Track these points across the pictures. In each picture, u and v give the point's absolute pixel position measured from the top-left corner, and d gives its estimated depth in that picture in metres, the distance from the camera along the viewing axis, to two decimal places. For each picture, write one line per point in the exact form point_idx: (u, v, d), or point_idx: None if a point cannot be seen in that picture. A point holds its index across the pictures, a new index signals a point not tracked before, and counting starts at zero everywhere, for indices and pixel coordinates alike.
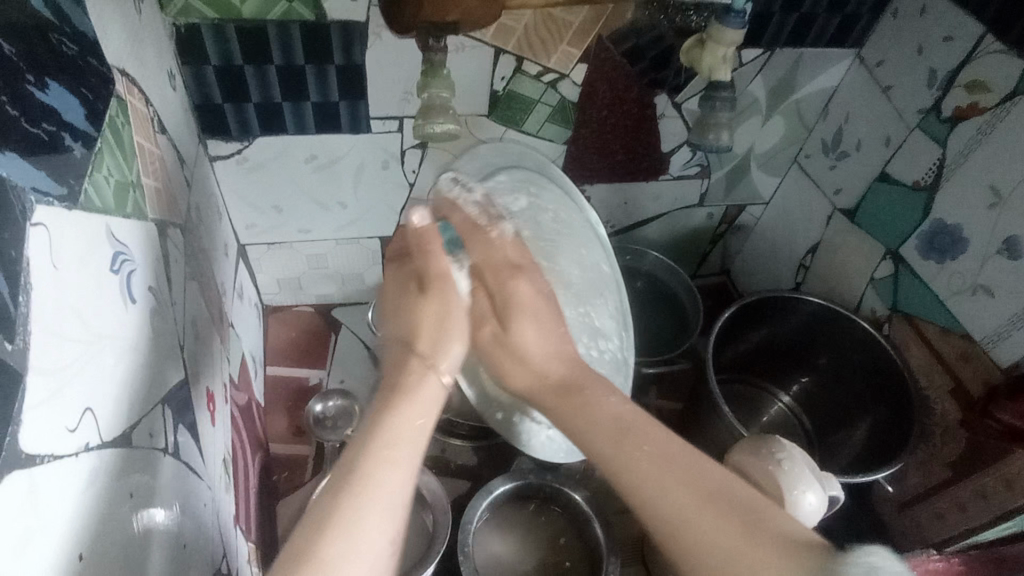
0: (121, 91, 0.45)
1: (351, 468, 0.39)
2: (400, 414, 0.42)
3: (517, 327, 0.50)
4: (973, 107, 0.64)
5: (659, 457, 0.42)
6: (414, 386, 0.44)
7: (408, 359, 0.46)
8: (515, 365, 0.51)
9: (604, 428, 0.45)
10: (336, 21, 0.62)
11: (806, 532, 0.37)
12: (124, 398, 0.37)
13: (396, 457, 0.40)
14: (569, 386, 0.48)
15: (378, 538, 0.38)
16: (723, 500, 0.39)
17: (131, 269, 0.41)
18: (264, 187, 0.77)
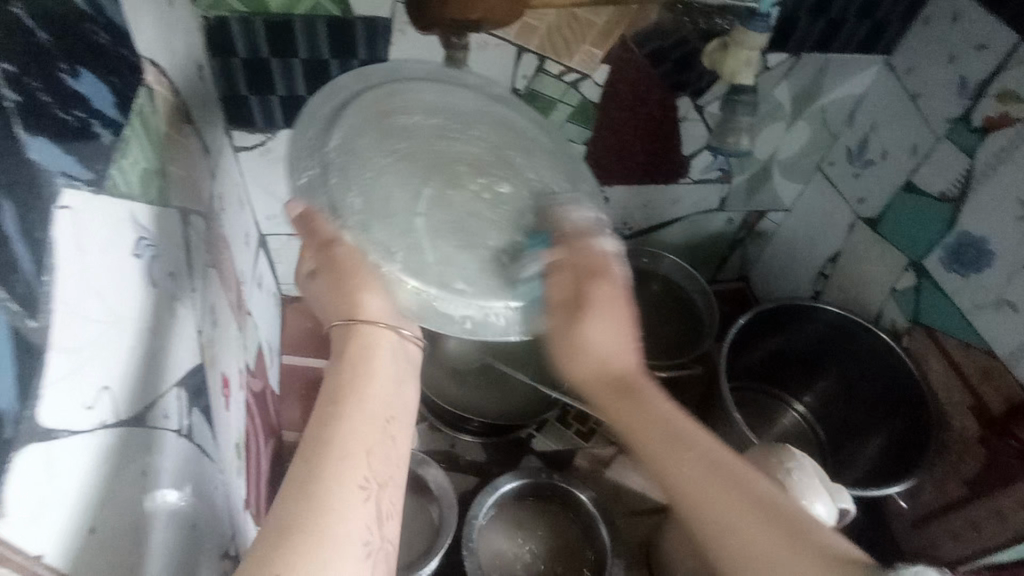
0: (150, 80, 0.46)
1: (321, 433, 0.37)
2: (357, 380, 0.40)
3: (588, 318, 0.45)
4: (1003, 117, 0.63)
5: (709, 466, 0.42)
6: (368, 346, 0.43)
7: (351, 329, 0.43)
8: (578, 355, 0.46)
9: (654, 426, 0.44)
10: (361, 17, 0.63)
11: (849, 547, 0.38)
12: (140, 378, 0.38)
13: (352, 414, 0.38)
14: (626, 383, 0.46)
15: (352, 485, 0.35)
16: (782, 519, 0.39)
17: (152, 254, 0.42)
18: (287, 179, 0.78)
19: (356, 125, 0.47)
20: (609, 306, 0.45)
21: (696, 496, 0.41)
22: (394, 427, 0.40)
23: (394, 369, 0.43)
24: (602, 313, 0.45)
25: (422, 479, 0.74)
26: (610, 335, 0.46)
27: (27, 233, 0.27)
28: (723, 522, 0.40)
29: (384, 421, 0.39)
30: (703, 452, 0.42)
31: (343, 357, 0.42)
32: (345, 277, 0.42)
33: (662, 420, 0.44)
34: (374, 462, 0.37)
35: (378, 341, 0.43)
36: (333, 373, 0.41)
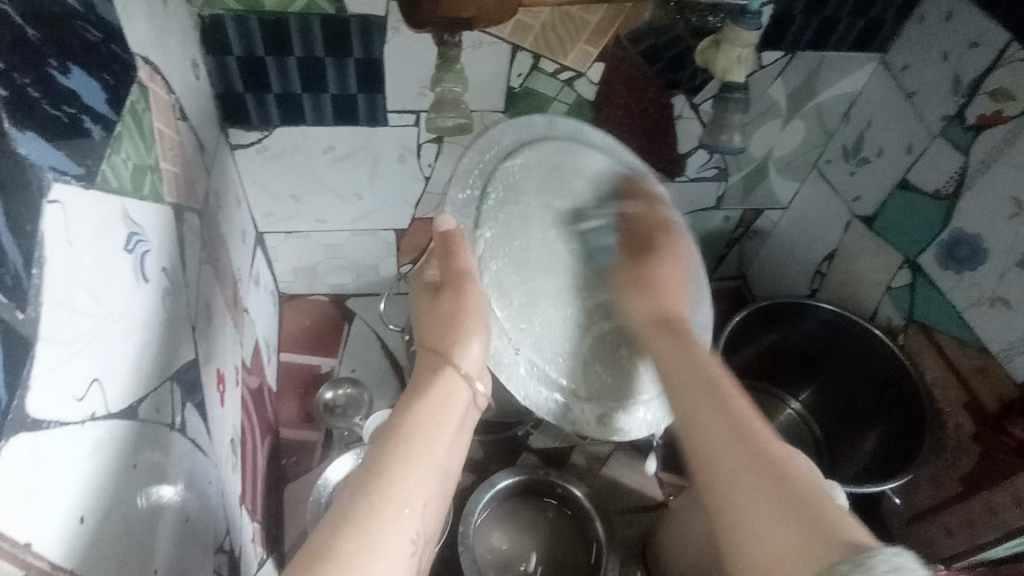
0: (143, 77, 0.46)
1: (382, 469, 0.38)
2: (432, 427, 0.42)
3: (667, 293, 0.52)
4: (998, 114, 0.63)
5: (732, 418, 0.41)
6: (444, 400, 0.44)
7: (440, 366, 0.46)
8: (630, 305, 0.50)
9: (683, 365, 0.46)
10: (356, 15, 0.63)
11: (856, 532, 0.34)
12: (133, 372, 0.38)
13: (421, 462, 0.39)
14: (667, 322, 0.49)
15: (405, 540, 0.36)
16: (785, 483, 0.37)
17: (144, 250, 0.42)
18: (283, 176, 0.79)
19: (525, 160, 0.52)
20: (673, 270, 0.53)
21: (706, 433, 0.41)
22: (441, 485, 0.41)
23: (459, 430, 0.44)
24: (673, 257, 0.54)
25: None
26: (672, 280, 0.53)
27: (16, 226, 0.27)
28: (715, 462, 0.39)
29: (437, 477, 0.40)
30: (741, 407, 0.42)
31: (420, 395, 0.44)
32: (464, 313, 0.47)
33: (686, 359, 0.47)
34: (421, 520, 0.38)
35: (453, 399, 0.44)
36: (411, 413, 0.42)
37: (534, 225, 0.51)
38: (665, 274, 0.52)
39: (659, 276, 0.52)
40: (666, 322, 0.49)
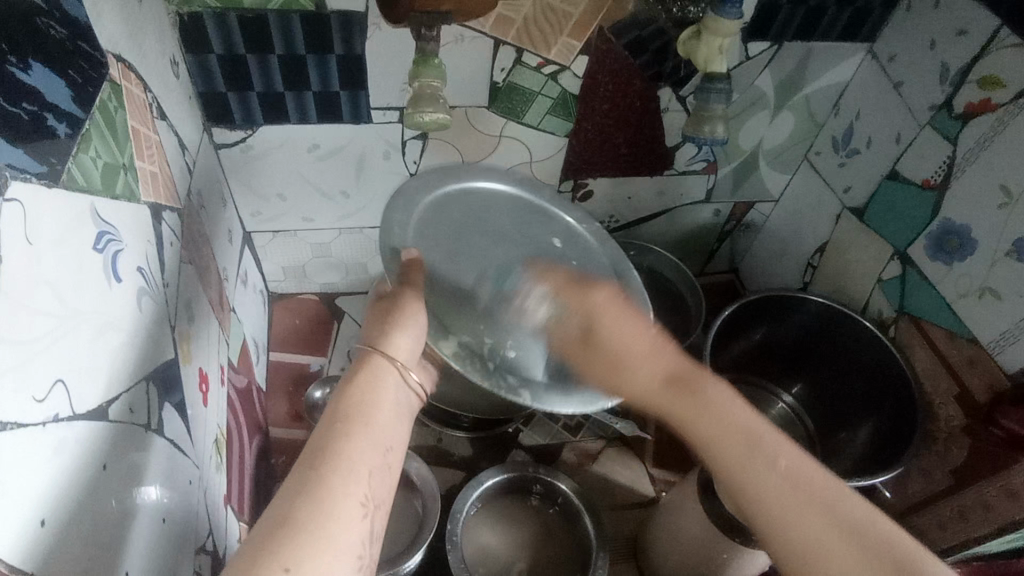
0: (115, 75, 0.46)
1: (321, 451, 0.38)
2: (367, 403, 0.42)
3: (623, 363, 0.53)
4: (985, 103, 0.62)
5: (788, 475, 0.44)
6: (376, 376, 0.44)
7: (373, 358, 0.46)
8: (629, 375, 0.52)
9: (723, 429, 0.48)
10: (336, 11, 0.63)
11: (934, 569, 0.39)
12: (104, 374, 0.38)
13: (356, 434, 0.39)
14: (683, 383, 0.51)
15: (351, 507, 0.36)
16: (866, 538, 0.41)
17: (117, 249, 0.42)
18: (268, 175, 0.78)
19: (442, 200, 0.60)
20: (621, 311, 0.56)
21: (780, 502, 0.43)
22: (392, 455, 0.41)
23: (400, 405, 0.44)
24: (615, 322, 0.55)
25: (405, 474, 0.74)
26: (630, 342, 0.54)
27: None
28: (802, 528, 0.42)
29: (385, 449, 0.41)
30: (786, 458, 0.45)
31: (351, 377, 0.44)
32: (400, 309, 0.48)
33: (721, 428, 0.48)
34: (372, 485, 0.38)
35: (388, 375, 0.45)
36: (343, 391, 0.42)
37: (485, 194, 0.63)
38: (606, 320, 0.55)
39: (604, 319, 0.55)
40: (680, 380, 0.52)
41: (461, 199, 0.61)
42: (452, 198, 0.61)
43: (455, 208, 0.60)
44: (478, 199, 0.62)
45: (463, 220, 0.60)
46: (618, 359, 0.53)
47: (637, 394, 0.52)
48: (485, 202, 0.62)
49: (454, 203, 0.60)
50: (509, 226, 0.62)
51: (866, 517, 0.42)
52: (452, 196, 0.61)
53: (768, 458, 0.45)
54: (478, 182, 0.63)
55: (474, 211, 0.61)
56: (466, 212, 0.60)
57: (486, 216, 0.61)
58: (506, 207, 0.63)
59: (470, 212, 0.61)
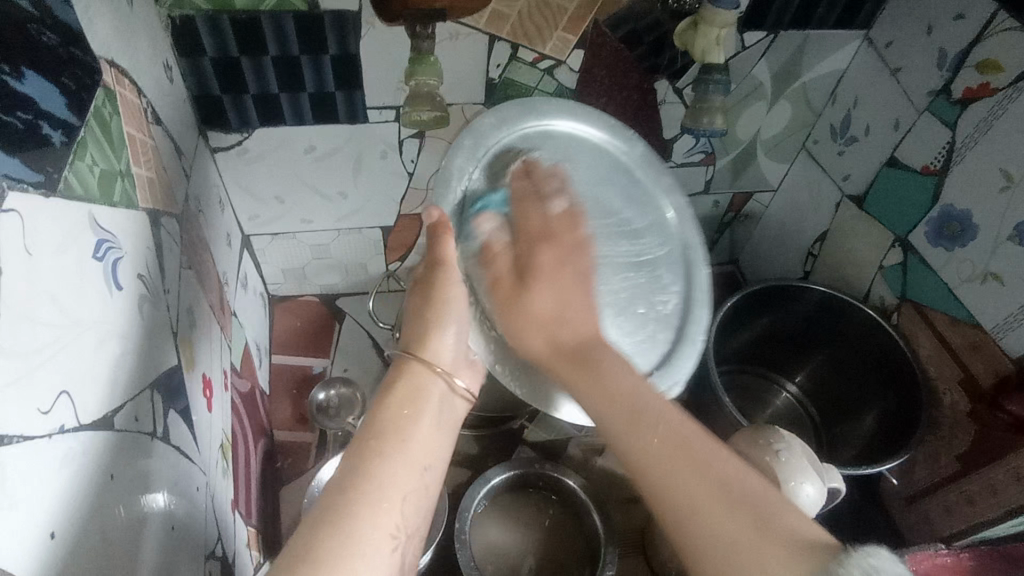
0: (108, 82, 0.45)
1: (357, 467, 0.38)
2: (405, 417, 0.42)
3: (535, 289, 0.49)
4: (984, 87, 0.62)
5: (673, 442, 0.41)
6: (418, 389, 0.45)
7: (411, 363, 0.47)
8: (532, 329, 0.49)
9: (617, 408, 0.44)
10: (329, 11, 0.62)
11: (817, 532, 0.37)
12: (107, 384, 0.38)
13: (390, 451, 0.40)
14: (582, 356, 0.47)
15: (384, 531, 0.36)
16: (744, 500, 0.39)
17: (116, 256, 0.41)
18: (266, 178, 0.78)
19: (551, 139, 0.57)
20: (562, 274, 0.50)
21: (656, 464, 0.41)
22: (431, 473, 0.41)
23: (443, 411, 0.46)
24: (553, 278, 0.50)
25: None
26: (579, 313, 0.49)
27: None
28: (670, 483, 0.40)
29: (423, 464, 0.41)
30: (666, 424, 0.42)
31: (391, 390, 0.45)
32: (433, 309, 0.48)
33: (625, 397, 0.44)
34: (406, 504, 0.38)
35: (428, 388, 0.46)
36: (380, 405, 0.43)
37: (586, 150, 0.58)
38: (542, 277, 0.50)
39: (541, 258, 0.50)
40: (580, 356, 0.48)
41: (544, 150, 0.56)
42: (534, 147, 0.56)
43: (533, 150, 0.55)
44: (565, 149, 0.57)
45: (558, 174, 0.55)
46: (529, 312, 0.49)
47: (540, 353, 0.48)
48: (572, 153, 0.57)
49: (535, 144, 0.56)
50: (589, 185, 0.57)
51: (744, 481, 0.40)
52: (532, 137, 0.56)
53: (650, 420, 0.43)
54: (563, 124, 0.58)
55: (567, 167, 0.56)
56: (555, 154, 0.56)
57: (583, 168, 0.57)
58: (577, 158, 0.57)
59: (548, 162, 0.56)
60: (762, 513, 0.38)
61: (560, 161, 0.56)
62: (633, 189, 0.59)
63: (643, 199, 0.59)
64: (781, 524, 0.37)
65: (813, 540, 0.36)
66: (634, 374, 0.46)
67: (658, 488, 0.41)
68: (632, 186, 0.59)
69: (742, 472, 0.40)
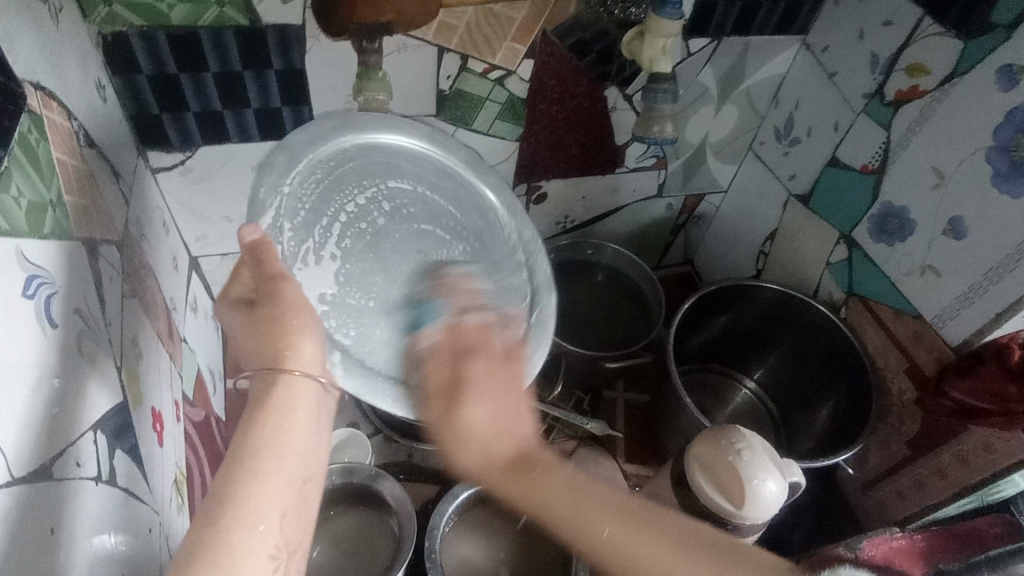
0: (34, 106, 0.43)
1: (218, 500, 0.33)
2: (273, 425, 0.37)
3: (473, 406, 0.47)
4: (913, 90, 0.65)
5: (623, 508, 0.46)
6: (286, 399, 0.39)
7: (276, 379, 0.39)
8: (467, 444, 0.47)
9: (558, 492, 0.47)
10: (272, 25, 0.60)
11: (772, 558, 0.43)
12: (43, 429, 0.36)
13: (266, 470, 0.35)
14: (524, 459, 0.48)
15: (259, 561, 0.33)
16: (710, 548, 0.44)
17: (51, 292, 0.39)
18: (211, 196, 0.75)
19: (357, 155, 0.50)
20: (488, 379, 0.48)
21: (614, 535, 0.45)
22: (311, 486, 0.37)
23: (316, 418, 0.40)
24: (484, 394, 0.48)
25: (378, 493, 0.72)
26: (481, 428, 0.47)
27: None
28: (632, 548, 0.44)
29: (299, 481, 0.37)
30: (603, 492, 0.47)
31: (260, 401, 0.38)
32: (280, 317, 0.41)
33: (569, 475, 0.48)
34: (287, 524, 0.35)
35: (298, 388, 0.39)
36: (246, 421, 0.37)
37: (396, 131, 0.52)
38: (473, 392, 0.47)
39: (472, 373, 0.47)
40: (525, 460, 0.48)
41: (361, 156, 0.51)
42: (330, 173, 0.48)
43: (355, 163, 0.50)
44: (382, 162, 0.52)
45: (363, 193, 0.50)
46: (465, 427, 0.47)
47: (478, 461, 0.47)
48: (375, 160, 0.51)
49: (358, 160, 0.50)
50: (409, 196, 0.52)
51: (696, 532, 0.45)
52: (352, 153, 0.50)
53: (592, 488, 0.47)
54: (387, 136, 0.52)
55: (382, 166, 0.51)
56: (371, 166, 0.51)
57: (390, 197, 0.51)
58: (422, 169, 0.54)
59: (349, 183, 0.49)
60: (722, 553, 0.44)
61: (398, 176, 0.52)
62: (448, 184, 0.55)
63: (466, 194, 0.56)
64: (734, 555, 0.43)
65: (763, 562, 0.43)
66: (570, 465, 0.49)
67: (620, 566, 0.44)
68: (452, 181, 0.55)
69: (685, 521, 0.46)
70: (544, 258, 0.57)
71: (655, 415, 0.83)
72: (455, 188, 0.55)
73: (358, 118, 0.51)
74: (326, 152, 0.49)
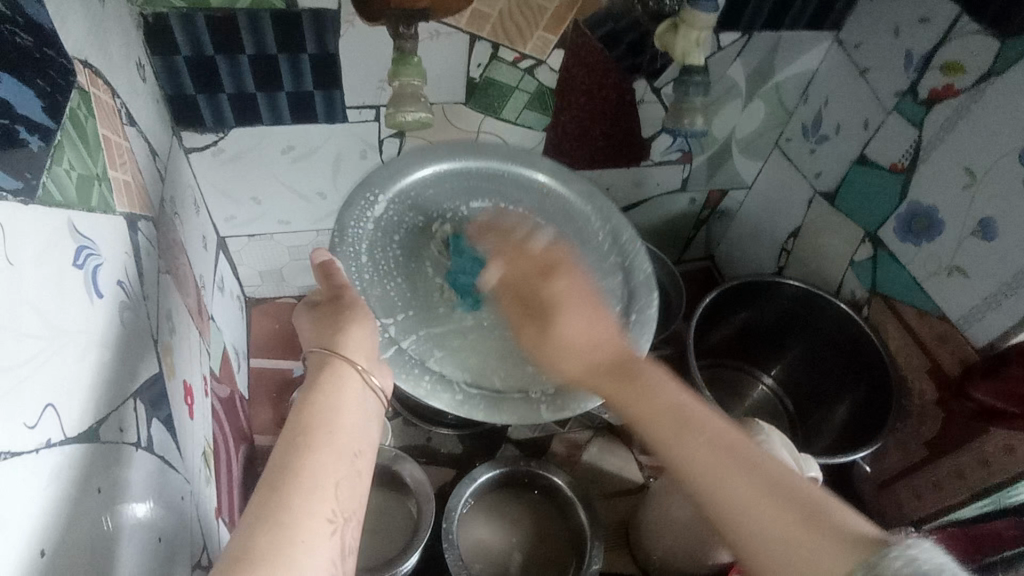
0: (82, 83, 0.44)
1: (284, 464, 0.36)
2: (327, 410, 0.40)
3: (563, 318, 0.51)
4: (948, 88, 0.64)
5: (716, 445, 0.41)
6: (338, 384, 0.43)
7: (331, 362, 0.44)
8: (559, 353, 0.51)
9: (661, 414, 0.44)
10: (307, 9, 0.61)
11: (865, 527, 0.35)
12: (90, 393, 0.37)
13: (322, 447, 0.38)
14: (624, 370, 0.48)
15: (320, 525, 0.35)
16: (793, 495, 0.38)
17: (97, 263, 0.40)
18: (242, 178, 0.76)
19: (434, 182, 0.61)
20: (579, 300, 0.52)
21: (704, 458, 0.41)
22: (363, 461, 0.40)
23: (361, 407, 0.43)
24: (572, 307, 0.52)
25: (398, 474, 0.74)
26: (582, 329, 0.51)
27: None
28: (719, 480, 0.40)
29: (353, 455, 0.39)
30: (710, 427, 0.42)
31: (311, 388, 0.42)
32: (342, 312, 0.47)
33: (666, 403, 0.45)
34: (343, 493, 0.37)
35: (348, 384, 0.43)
36: (302, 405, 0.40)
37: (459, 162, 0.63)
38: (568, 309, 0.52)
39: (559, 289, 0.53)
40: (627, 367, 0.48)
41: (436, 185, 0.61)
42: (412, 200, 0.60)
43: (430, 193, 0.61)
44: (458, 185, 0.62)
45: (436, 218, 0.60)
46: (562, 341, 0.51)
47: (602, 367, 0.49)
48: (459, 190, 0.62)
49: (429, 189, 0.61)
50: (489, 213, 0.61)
51: (783, 476, 0.39)
52: (429, 181, 0.61)
53: (693, 422, 0.43)
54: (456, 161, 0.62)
55: (456, 198, 0.61)
56: (441, 195, 0.61)
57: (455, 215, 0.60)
58: (501, 186, 0.63)
59: (447, 200, 0.61)
60: (806, 506, 0.37)
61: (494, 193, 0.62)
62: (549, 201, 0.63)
63: (554, 202, 0.63)
64: (834, 518, 0.36)
65: (859, 533, 0.35)
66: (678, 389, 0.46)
67: (708, 496, 0.40)
68: (538, 198, 0.63)
69: (780, 464, 0.41)
70: (641, 259, 0.61)
71: None
72: (557, 203, 0.63)
73: (436, 150, 0.62)
74: (411, 183, 0.61)
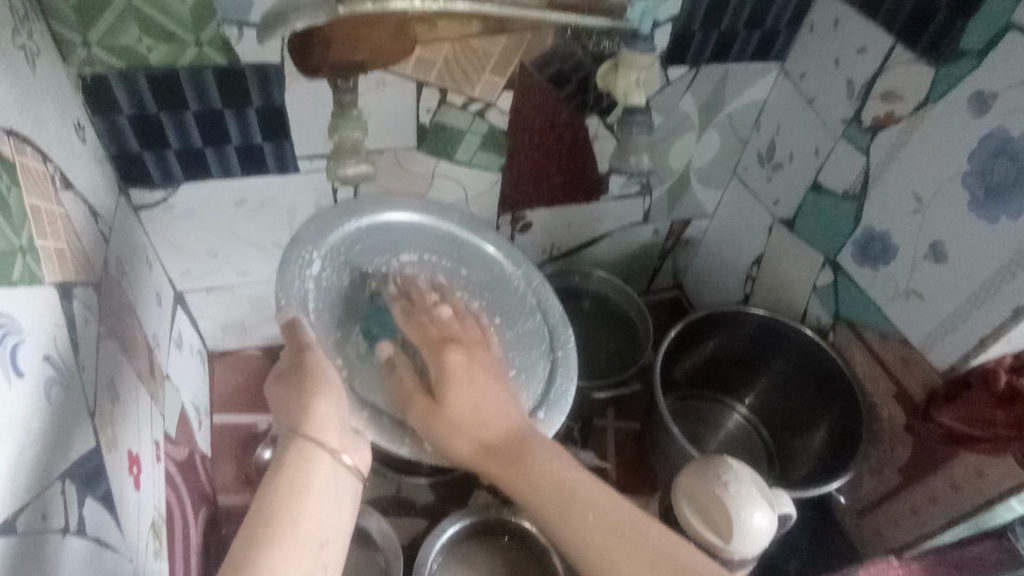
0: (5, 151, 0.43)
1: (243, 564, 0.37)
2: (293, 499, 0.41)
3: (452, 396, 0.49)
4: (890, 115, 0.65)
5: (607, 527, 0.44)
6: (305, 469, 0.43)
7: (295, 441, 0.44)
8: (451, 435, 0.48)
9: (548, 494, 0.46)
10: (250, 64, 0.61)
11: None
12: (7, 480, 0.35)
13: (284, 542, 0.38)
14: (508, 446, 0.48)
15: None
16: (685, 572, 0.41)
17: (17, 341, 0.39)
18: (196, 233, 0.75)
19: (373, 233, 0.61)
20: (472, 374, 0.50)
21: (600, 547, 0.43)
22: (329, 550, 0.40)
23: (332, 488, 0.43)
24: (465, 384, 0.49)
25: (364, 530, 0.72)
26: (479, 401, 0.49)
27: None
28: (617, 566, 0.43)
29: (319, 546, 0.40)
30: (599, 511, 0.44)
31: (279, 469, 0.43)
32: (309, 376, 0.47)
33: (551, 482, 0.46)
34: None
35: (318, 463, 0.43)
36: (266, 493, 0.41)
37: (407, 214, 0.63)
38: (456, 382, 0.49)
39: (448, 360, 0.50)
40: (519, 438, 0.48)
41: (368, 238, 0.60)
42: (346, 254, 0.58)
43: (371, 245, 0.60)
44: (391, 237, 0.62)
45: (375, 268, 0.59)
46: (447, 418, 0.48)
47: (495, 438, 0.48)
48: (395, 239, 0.62)
49: (367, 240, 0.60)
50: (417, 263, 0.61)
51: (677, 549, 0.42)
52: (371, 231, 0.61)
53: (581, 507, 0.45)
54: (408, 220, 0.63)
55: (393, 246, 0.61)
56: (380, 246, 0.60)
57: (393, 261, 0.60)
58: (424, 241, 0.63)
59: (381, 251, 0.60)
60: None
61: (437, 248, 0.63)
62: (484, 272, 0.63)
63: (496, 270, 0.64)
64: None
65: None
66: (564, 463, 0.47)
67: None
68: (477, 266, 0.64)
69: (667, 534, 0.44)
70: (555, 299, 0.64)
71: (646, 446, 0.81)
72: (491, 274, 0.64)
73: (390, 202, 0.63)
74: (349, 235, 0.60)
